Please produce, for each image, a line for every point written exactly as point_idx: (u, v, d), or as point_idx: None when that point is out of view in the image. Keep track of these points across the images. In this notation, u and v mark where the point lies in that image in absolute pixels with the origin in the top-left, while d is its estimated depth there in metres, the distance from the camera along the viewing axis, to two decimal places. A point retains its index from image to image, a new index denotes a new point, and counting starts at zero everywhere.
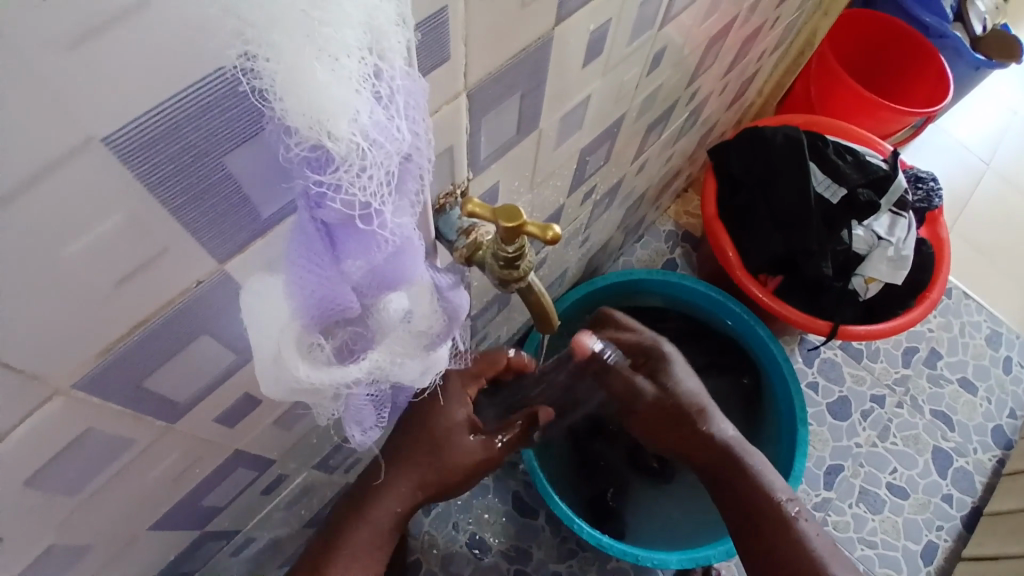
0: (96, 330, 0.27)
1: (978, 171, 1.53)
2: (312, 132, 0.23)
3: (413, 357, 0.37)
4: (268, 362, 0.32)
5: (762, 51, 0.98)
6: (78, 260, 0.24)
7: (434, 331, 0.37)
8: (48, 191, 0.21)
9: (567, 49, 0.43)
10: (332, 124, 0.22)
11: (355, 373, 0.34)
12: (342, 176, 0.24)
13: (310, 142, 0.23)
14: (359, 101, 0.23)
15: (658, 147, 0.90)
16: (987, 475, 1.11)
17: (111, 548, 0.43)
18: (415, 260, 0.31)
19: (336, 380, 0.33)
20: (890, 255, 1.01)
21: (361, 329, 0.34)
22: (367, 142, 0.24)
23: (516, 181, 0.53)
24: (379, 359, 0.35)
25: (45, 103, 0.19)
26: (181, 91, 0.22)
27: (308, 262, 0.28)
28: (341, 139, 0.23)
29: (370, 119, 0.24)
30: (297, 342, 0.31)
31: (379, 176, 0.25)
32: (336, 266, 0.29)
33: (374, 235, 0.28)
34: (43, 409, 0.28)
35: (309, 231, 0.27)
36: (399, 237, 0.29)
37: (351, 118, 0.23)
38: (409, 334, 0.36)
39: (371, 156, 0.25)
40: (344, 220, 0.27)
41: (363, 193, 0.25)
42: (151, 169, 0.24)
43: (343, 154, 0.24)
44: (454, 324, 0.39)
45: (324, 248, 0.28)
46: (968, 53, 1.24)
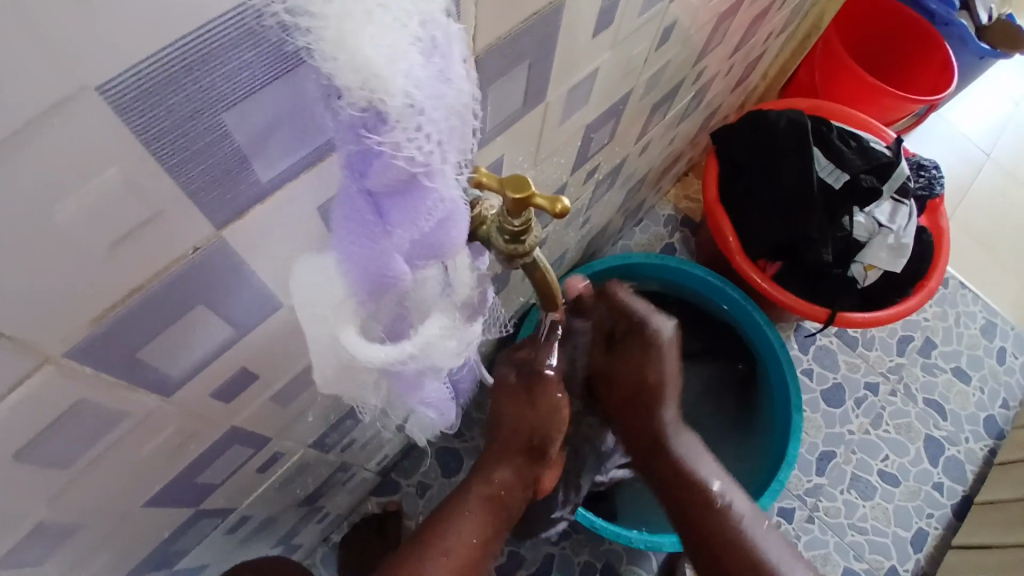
0: (88, 296, 0.26)
1: (978, 161, 1.52)
2: (365, 92, 0.23)
3: (458, 329, 0.36)
4: (327, 344, 0.32)
5: (768, 33, 0.96)
6: (70, 220, 0.23)
7: (471, 299, 0.39)
8: (37, 144, 0.20)
9: (577, 18, 0.42)
10: (387, 80, 0.23)
11: (407, 350, 0.33)
12: (398, 136, 0.25)
13: (362, 103, 0.24)
14: (410, 56, 0.23)
15: (661, 129, 0.88)
16: (978, 464, 1.12)
17: (103, 524, 0.42)
18: (460, 226, 0.31)
19: (391, 359, 0.33)
20: (890, 242, 1.00)
21: (404, 309, 0.34)
22: (422, 99, 0.25)
23: (520, 156, 0.51)
24: (430, 335, 0.34)
25: (37, 46, 0.18)
26: (189, 36, 0.21)
27: (361, 233, 0.28)
28: (397, 95, 0.23)
29: (422, 75, 0.24)
30: (352, 317, 0.32)
31: (435, 132, 0.26)
32: (387, 236, 0.29)
33: (426, 198, 0.28)
34: (34, 378, 0.27)
35: (358, 201, 0.28)
36: (450, 202, 0.29)
37: (404, 73, 0.23)
38: (449, 307, 0.37)
39: (427, 113, 0.25)
40: (398, 184, 0.27)
41: (419, 151, 0.26)
42: (155, 123, 0.23)
43: (399, 112, 0.24)
44: (486, 287, 0.42)
45: (374, 217, 0.28)
46: (974, 42, 1.22)
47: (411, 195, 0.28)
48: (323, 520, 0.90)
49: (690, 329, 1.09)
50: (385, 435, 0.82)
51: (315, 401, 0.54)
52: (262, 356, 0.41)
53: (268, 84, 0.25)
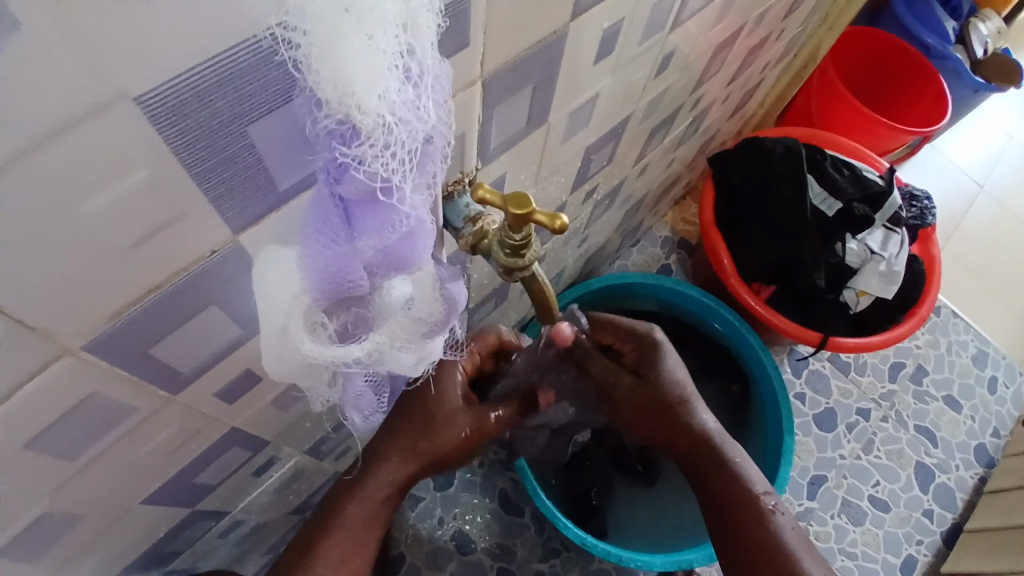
0: (110, 291, 0.28)
1: (971, 193, 1.55)
2: (341, 105, 0.24)
3: (412, 344, 0.39)
4: (275, 339, 0.33)
5: (765, 63, 0.99)
6: (97, 218, 0.24)
7: (434, 319, 0.39)
8: (73, 145, 0.22)
9: (579, 46, 0.44)
10: (360, 99, 0.24)
11: (355, 352, 0.36)
12: (366, 150, 0.26)
13: (337, 116, 0.25)
14: (389, 77, 0.24)
15: (660, 152, 0.91)
16: (968, 492, 1.13)
17: (103, 519, 0.43)
18: (423, 242, 0.33)
19: (337, 358, 0.35)
20: (882, 269, 1.02)
21: (362, 312, 0.37)
22: (394, 119, 0.26)
23: (521, 174, 0.53)
24: (378, 343, 0.37)
25: (86, 53, 0.20)
26: (216, 56, 0.23)
27: (324, 237, 0.30)
28: (369, 113, 0.25)
29: (397, 96, 0.25)
30: (302, 319, 0.32)
31: (402, 153, 0.27)
32: (350, 243, 0.31)
33: (391, 212, 0.30)
34: (49, 368, 0.28)
35: (327, 208, 0.29)
36: (413, 219, 0.31)
37: (379, 94, 0.24)
38: (409, 321, 0.38)
39: (397, 133, 0.26)
40: (362, 196, 0.29)
41: (384, 167, 0.27)
42: (178, 133, 0.24)
43: (370, 129, 0.25)
44: (453, 314, 0.40)
45: (340, 223, 0.30)
46: (967, 75, 1.26)
47: (376, 206, 0.29)
48: None
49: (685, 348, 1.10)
50: (379, 445, 0.83)
51: (312, 407, 0.55)
52: (265, 358, 0.42)
53: (280, 104, 0.27)
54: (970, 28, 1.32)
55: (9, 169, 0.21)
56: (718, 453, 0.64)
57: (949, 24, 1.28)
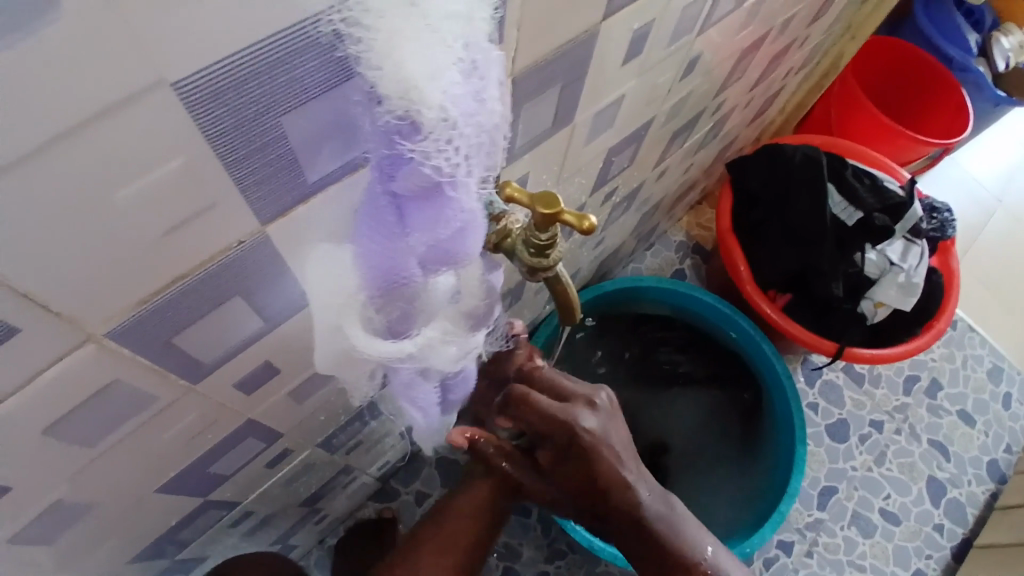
0: (137, 279, 0.27)
1: (991, 207, 1.53)
2: (402, 101, 0.24)
3: (460, 337, 0.39)
4: (328, 328, 0.34)
5: (788, 69, 0.98)
6: (130, 204, 0.24)
7: (478, 310, 0.40)
8: (107, 131, 0.21)
9: (608, 46, 0.43)
10: (424, 94, 0.24)
11: (408, 348, 0.36)
12: (427, 146, 0.26)
13: (398, 112, 0.25)
14: (451, 73, 0.25)
15: (680, 155, 0.90)
16: (979, 508, 1.11)
17: (118, 505, 0.43)
18: (475, 238, 0.32)
19: (388, 354, 0.35)
20: (901, 281, 1.01)
21: (408, 308, 0.35)
22: (456, 114, 0.26)
23: (544, 174, 0.53)
24: (430, 336, 0.37)
25: (129, 37, 0.20)
26: (256, 43, 0.23)
27: (378, 234, 0.30)
28: (433, 109, 0.25)
29: (459, 91, 0.25)
30: (358, 313, 0.34)
31: (463, 147, 0.28)
32: (404, 239, 0.30)
33: (445, 206, 0.30)
34: (75, 353, 0.28)
35: (380, 205, 0.29)
36: (468, 213, 0.31)
37: (443, 89, 0.25)
38: (455, 313, 0.38)
39: (459, 128, 0.27)
40: (419, 191, 0.28)
41: (446, 162, 0.27)
42: (213, 124, 0.24)
43: (431, 125, 0.26)
44: (493, 303, 0.41)
45: (393, 221, 0.30)
46: (989, 89, 1.24)
47: (433, 202, 0.29)
48: (322, 523, 0.90)
49: (698, 354, 1.10)
50: (389, 440, 0.83)
51: (328, 400, 0.55)
52: (285, 351, 0.42)
53: (323, 93, 0.27)
54: (992, 42, 1.30)
55: (44, 153, 0.20)
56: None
57: (971, 37, 1.26)
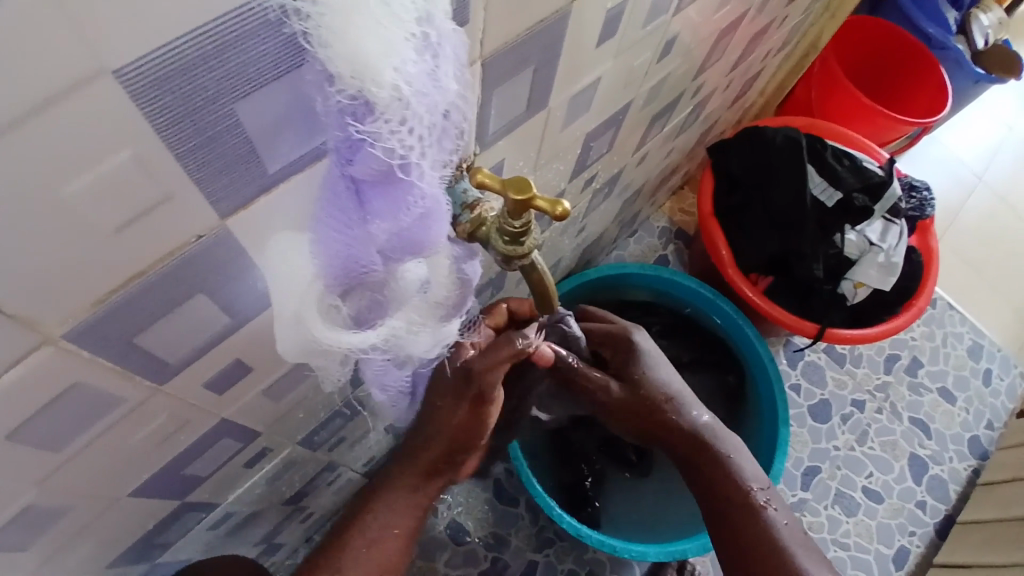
0: (89, 278, 0.26)
1: (969, 186, 1.54)
2: (353, 80, 0.24)
3: (431, 326, 0.39)
4: (290, 327, 0.33)
5: (767, 51, 0.98)
6: (79, 199, 0.23)
7: (449, 301, 0.40)
8: (50, 122, 0.20)
9: (582, 27, 0.42)
10: (376, 71, 0.23)
11: (373, 338, 0.36)
12: (381, 126, 0.25)
13: (349, 91, 0.24)
14: (404, 50, 0.24)
15: (659, 139, 0.89)
16: (961, 484, 1.13)
17: (89, 512, 0.42)
18: (440, 227, 0.32)
19: (355, 344, 0.35)
20: (881, 261, 1.01)
21: (378, 299, 0.36)
22: (410, 94, 0.25)
23: (521, 160, 0.52)
24: (396, 326, 0.37)
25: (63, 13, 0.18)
26: (205, 25, 0.22)
27: (336, 220, 0.29)
28: (384, 87, 0.24)
29: (414, 70, 0.25)
30: (318, 306, 0.33)
31: (418, 128, 0.27)
32: (363, 225, 0.30)
33: (405, 191, 0.29)
34: (29, 358, 0.27)
35: (339, 189, 0.29)
36: (429, 199, 0.30)
37: (395, 67, 0.24)
38: (424, 303, 0.39)
39: (413, 108, 0.26)
40: (377, 175, 0.28)
41: (400, 143, 0.27)
42: (161, 110, 0.23)
43: (385, 104, 0.25)
44: (468, 294, 0.42)
45: (352, 206, 0.29)
46: (968, 66, 1.25)
47: (390, 186, 0.29)
48: (308, 519, 0.89)
49: (682, 338, 1.09)
50: (374, 434, 0.82)
51: (306, 396, 0.54)
52: (257, 348, 0.41)
53: (275, 78, 0.25)
54: (972, 19, 1.30)
55: None
56: (712, 449, 0.67)
57: (949, 15, 1.26)
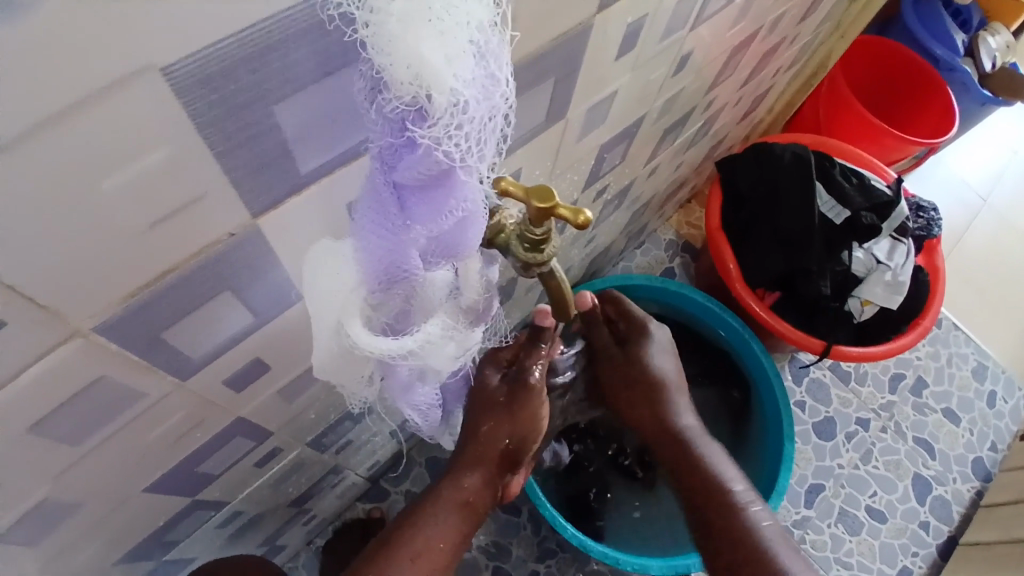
0: (123, 272, 0.27)
1: (976, 208, 1.55)
2: (413, 85, 0.24)
3: (460, 333, 0.41)
4: (326, 325, 0.34)
5: (776, 69, 0.98)
6: (117, 194, 0.24)
7: (476, 306, 0.41)
8: (96, 117, 0.21)
9: (602, 41, 0.43)
10: (436, 78, 0.24)
11: (410, 344, 0.36)
12: (438, 131, 0.26)
13: (406, 98, 0.25)
14: (464, 59, 0.25)
15: (670, 153, 0.90)
16: (965, 505, 1.12)
17: (103, 507, 0.42)
18: (475, 231, 0.33)
19: (392, 350, 0.35)
20: (887, 279, 1.02)
21: (408, 306, 0.37)
22: (467, 98, 0.26)
23: (537, 170, 0.53)
24: (430, 332, 0.38)
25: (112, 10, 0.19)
26: (247, 28, 0.22)
27: (380, 224, 0.30)
28: (443, 93, 0.25)
29: (470, 79, 0.25)
30: (358, 309, 0.34)
31: (474, 133, 0.27)
32: (406, 230, 0.30)
33: (451, 197, 0.30)
34: (58, 350, 0.27)
35: (382, 194, 0.29)
36: (470, 205, 0.31)
37: (455, 74, 0.25)
38: (454, 309, 0.40)
39: (469, 113, 0.26)
40: (427, 180, 0.28)
41: (456, 148, 0.27)
42: (205, 108, 0.24)
43: (441, 112, 0.25)
44: (493, 298, 0.43)
45: (395, 210, 0.30)
46: (976, 88, 1.25)
47: (438, 191, 0.29)
48: (310, 523, 0.89)
49: (690, 353, 1.10)
50: (379, 439, 0.82)
51: (318, 399, 0.55)
52: (274, 348, 0.41)
53: (317, 79, 0.26)
54: (979, 41, 1.31)
55: (28, 138, 0.20)
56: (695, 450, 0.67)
57: (958, 36, 1.27)
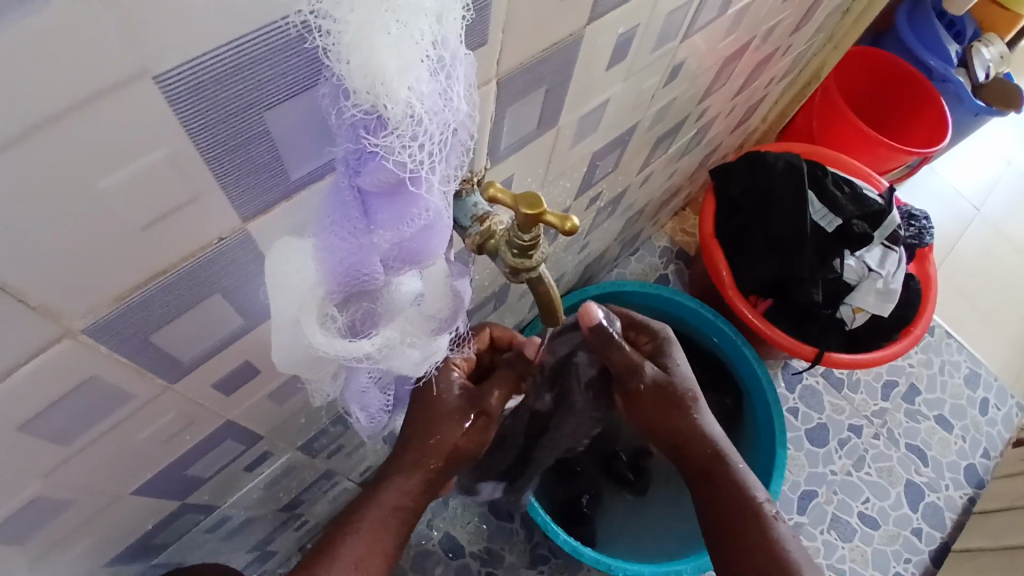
0: (116, 272, 0.27)
1: (968, 217, 1.56)
2: (369, 94, 0.25)
3: (420, 341, 0.39)
4: (286, 329, 0.34)
5: (770, 79, 0.99)
6: (112, 194, 0.24)
7: (441, 315, 0.39)
8: (91, 120, 0.21)
9: (594, 51, 0.44)
10: (390, 88, 0.25)
11: (365, 347, 0.36)
12: (393, 140, 0.26)
13: (364, 105, 0.25)
14: (418, 69, 0.25)
15: (663, 161, 0.90)
16: (957, 512, 1.13)
17: (91, 508, 0.42)
18: (439, 239, 0.33)
19: (347, 352, 0.36)
20: (879, 287, 1.03)
21: (372, 308, 0.37)
22: (422, 111, 0.26)
23: (529, 176, 0.53)
24: (389, 336, 0.38)
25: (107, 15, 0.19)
26: (240, 38, 0.23)
27: (341, 228, 0.30)
28: (398, 104, 0.25)
29: (426, 90, 0.26)
30: (317, 313, 0.34)
31: (428, 144, 0.27)
32: (368, 234, 0.31)
33: (411, 204, 0.30)
34: (49, 349, 0.28)
35: (346, 199, 0.30)
36: (432, 212, 0.31)
37: (409, 84, 0.25)
38: (418, 316, 0.39)
39: (425, 125, 0.27)
40: (385, 186, 0.29)
41: (410, 158, 0.27)
42: (195, 115, 0.24)
43: (397, 121, 0.26)
44: (459, 311, 0.40)
45: (358, 215, 0.30)
46: (968, 99, 1.27)
47: (397, 198, 0.30)
48: (301, 528, 0.89)
49: None
50: (372, 444, 0.82)
51: (308, 402, 0.55)
52: (265, 351, 0.42)
53: (292, 95, 0.26)
54: (972, 52, 1.32)
55: (23, 140, 0.20)
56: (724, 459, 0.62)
57: (951, 47, 1.28)
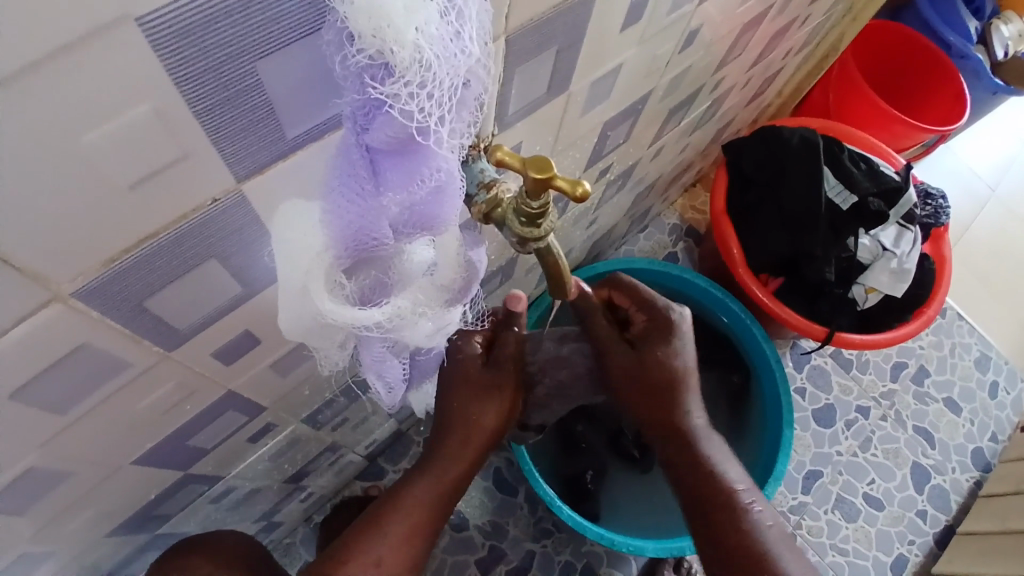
0: (104, 234, 0.26)
1: (983, 197, 1.53)
2: (375, 38, 0.23)
3: (434, 309, 0.39)
4: (295, 296, 0.32)
5: (788, 49, 0.96)
6: (97, 150, 0.23)
7: (455, 285, 0.40)
8: (70, 71, 0.20)
9: (608, 12, 0.42)
10: (398, 29, 0.23)
11: (377, 316, 0.35)
12: (400, 88, 0.25)
13: (370, 51, 0.24)
14: (425, 6, 0.24)
15: (676, 134, 0.88)
16: (963, 495, 1.12)
17: (92, 478, 0.42)
18: (452, 202, 0.32)
19: (359, 320, 0.34)
20: (893, 266, 1.00)
21: (383, 278, 0.37)
22: (430, 55, 0.25)
23: (538, 144, 0.52)
24: (402, 306, 0.37)
25: None
26: None
27: (349, 190, 0.29)
28: (405, 46, 0.24)
29: (436, 33, 0.25)
30: (325, 279, 0.32)
31: (436, 94, 0.26)
32: (378, 197, 0.30)
33: (422, 162, 0.29)
34: (37, 315, 0.27)
35: (353, 159, 0.28)
36: (444, 173, 0.30)
37: (416, 25, 0.24)
38: (431, 286, 0.39)
39: (434, 71, 0.25)
40: (393, 142, 0.28)
41: (419, 108, 0.26)
42: (182, 64, 0.23)
43: (404, 66, 0.24)
44: (472, 281, 0.41)
45: (367, 176, 0.29)
46: (987, 77, 1.23)
47: (407, 155, 0.29)
48: (307, 500, 0.89)
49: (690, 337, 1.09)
50: (376, 417, 0.82)
51: (312, 373, 0.54)
52: (266, 320, 0.41)
53: (293, 40, 0.25)
54: (992, 30, 1.28)
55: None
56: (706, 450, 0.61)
57: (971, 23, 1.24)
